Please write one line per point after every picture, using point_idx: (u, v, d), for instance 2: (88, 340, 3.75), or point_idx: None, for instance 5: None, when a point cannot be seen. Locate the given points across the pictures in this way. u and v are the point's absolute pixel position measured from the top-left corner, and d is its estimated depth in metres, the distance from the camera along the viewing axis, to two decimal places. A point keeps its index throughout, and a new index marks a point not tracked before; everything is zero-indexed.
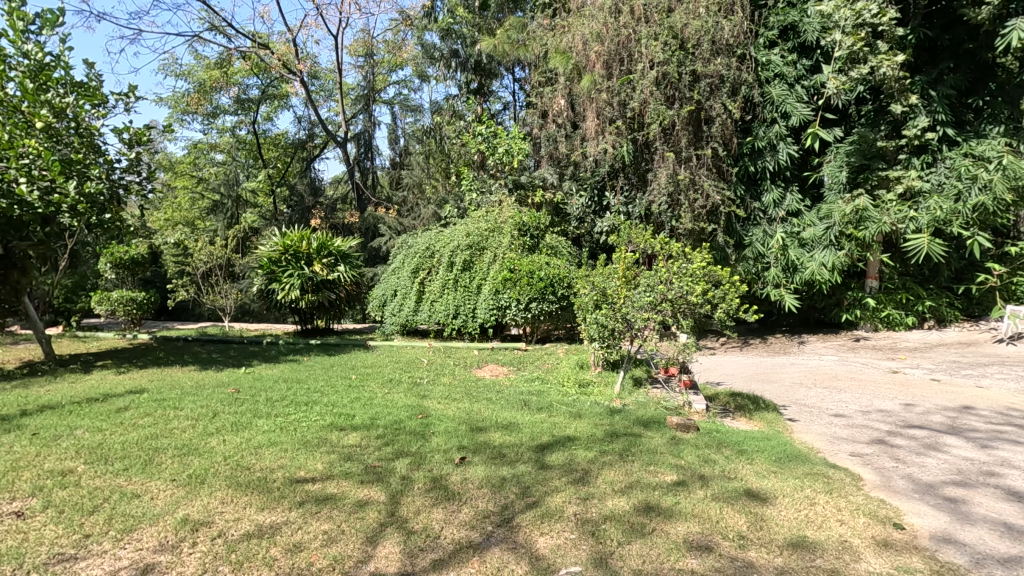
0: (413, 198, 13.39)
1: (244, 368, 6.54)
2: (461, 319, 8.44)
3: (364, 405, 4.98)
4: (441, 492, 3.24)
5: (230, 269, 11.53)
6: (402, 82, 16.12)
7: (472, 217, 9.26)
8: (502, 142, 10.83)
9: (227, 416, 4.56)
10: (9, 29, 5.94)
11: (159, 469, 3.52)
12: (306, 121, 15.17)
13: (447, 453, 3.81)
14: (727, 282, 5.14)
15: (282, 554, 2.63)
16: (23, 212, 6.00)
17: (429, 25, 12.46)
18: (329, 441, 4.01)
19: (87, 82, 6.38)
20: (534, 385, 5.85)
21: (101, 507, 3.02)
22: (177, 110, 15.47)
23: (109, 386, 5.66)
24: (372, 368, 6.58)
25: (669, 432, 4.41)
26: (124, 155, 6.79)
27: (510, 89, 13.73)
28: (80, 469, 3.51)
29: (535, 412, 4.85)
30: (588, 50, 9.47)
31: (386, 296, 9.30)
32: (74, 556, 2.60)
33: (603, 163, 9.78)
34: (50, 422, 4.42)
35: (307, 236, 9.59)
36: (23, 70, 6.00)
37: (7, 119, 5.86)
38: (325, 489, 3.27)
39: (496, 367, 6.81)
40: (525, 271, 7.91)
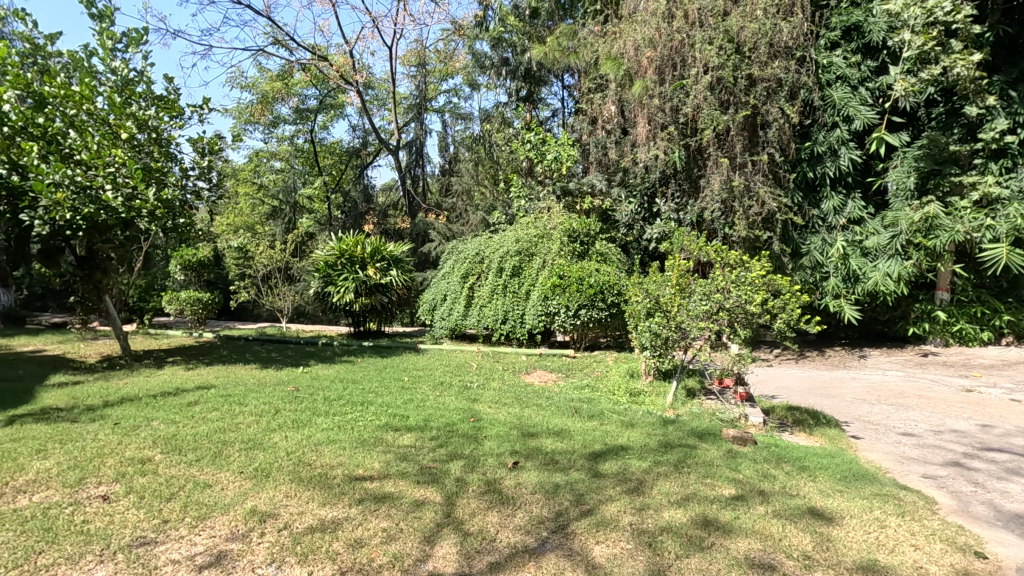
0: (462, 204, 13.61)
1: (302, 368, 6.78)
2: (510, 324, 8.48)
3: (417, 407, 5.08)
4: (495, 495, 3.27)
5: (288, 272, 12.01)
6: (452, 90, 16.39)
7: (521, 223, 9.32)
8: (552, 149, 10.97)
9: (288, 414, 4.75)
10: (99, 48, 6.42)
11: (227, 462, 3.69)
12: (360, 130, 15.68)
13: (501, 457, 3.84)
14: (788, 292, 4.98)
15: (345, 548, 2.71)
16: (109, 218, 6.40)
17: (480, 35, 12.59)
18: (385, 441, 4.11)
19: (166, 96, 6.82)
20: (584, 392, 5.82)
21: (177, 495, 3.21)
22: (241, 120, 16.27)
23: (179, 381, 5.99)
24: (424, 370, 6.70)
25: (726, 445, 4.28)
26: (197, 164, 7.20)
27: (559, 95, 13.74)
28: (157, 458, 3.74)
29: (586, 419, 4.82)
30: (639, 56, 9.37)
31: (436, 300, 9.44)
32: (155, 540, 2.76)
33: (654, 169, 9.64)
34: (130, 413, 4.72)
35: (361, 241, 9.90)
36: (111, 85, 6.47)
37: (97, 131, 6.33)
38: (383, 488, 3.35)
39: (546, 373, 6.81)
40: (575, 277, 7.89)
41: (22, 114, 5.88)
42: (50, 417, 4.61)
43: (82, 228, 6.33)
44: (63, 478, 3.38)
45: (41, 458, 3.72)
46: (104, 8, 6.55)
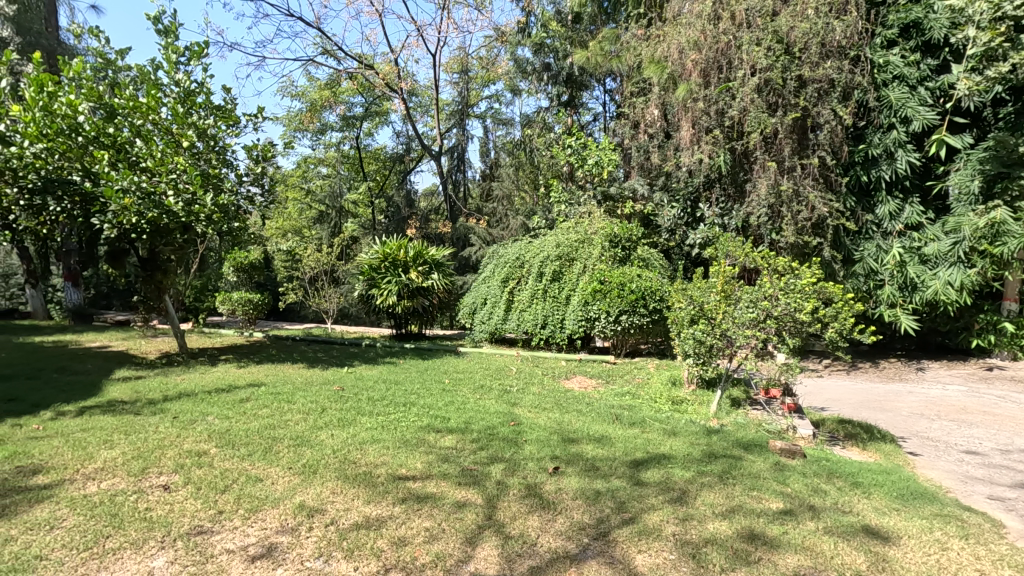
0: (503, 209, 13.69)
1: (346, 368, 6.97)
2: (549, 329, 8.48)
3: (458, 409, 5.13)
4: (536, 500, 3.27)
5: (333, 274, 12.34)
6: (494, 97, 16.54)
7: (562, 228, 9.30)
8: (593, 153, 10.91)
9: (334, 412, 4.88)
10: (164, 62, 6.80)
11: (277, 457, 3.83)
12: (404, 136, 16.10)
13: (541, 462, 3.84)
14: (840, 300, 4.79)
15: (389, 546, 2.77)
16: (170, 222, 6.71)
17: (522, 41, 12.65)
18: (427, 442, 4.18)
19: (224, 106, 7.16)
20: (625, 399, 5.75)
21: (231, 487, 3.35)
22: (291, 128, 16.86)
23: (232, 378, 6.25)
24: (464, 373, 6.77)
25: (773, 457, 4.16)
26: (252, 170, 7.51)
27: (601, 100, 13.69)
28: (212, 451, 3.91)
29: (627, 426, 4.76)
30: (684, 58, 9.22)
31: (476, 304, 9.52)
32: (211, 530, 2.89)
33: (697, 173, 9.43)
34: (187, 407, 4.96)
35: (404, 245, 10.10)
36: (174, 97, 6.82)
37: (160, 140, 6.69)
38: (425, 488, 3.41)
39: (585, 379, 6.77)
40: (616, 282, 7.82)
41: (95, 124, 6.34)
42: (115, 410, 4.89)
43: (146, 231, 6.68)
44: (128, 468, 3.58)
45: (107, 447, 3.95)
46: (169, 24, 6.93)
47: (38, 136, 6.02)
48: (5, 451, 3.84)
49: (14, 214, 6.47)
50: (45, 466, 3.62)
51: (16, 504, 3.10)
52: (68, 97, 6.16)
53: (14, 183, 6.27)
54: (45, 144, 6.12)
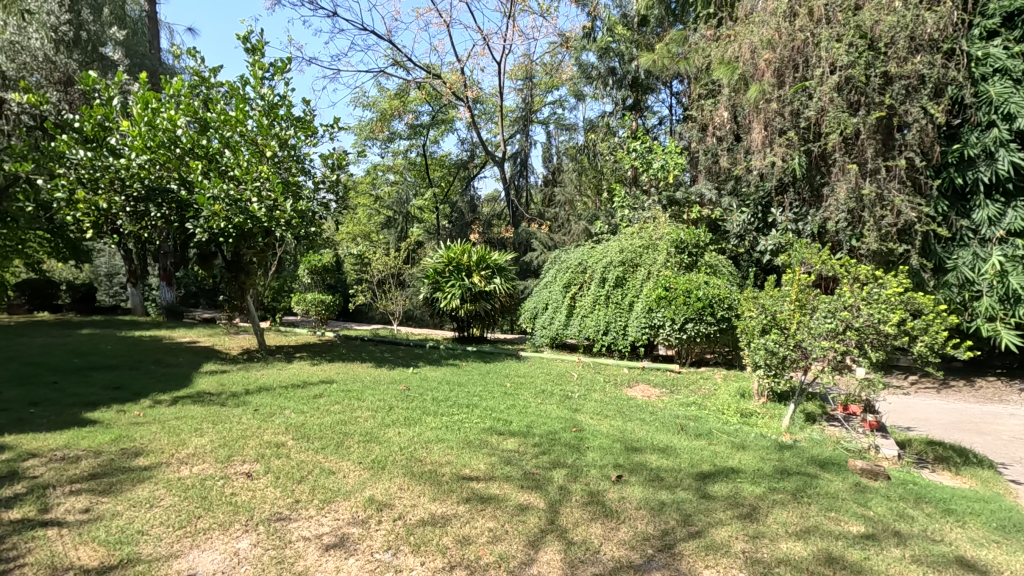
0: (565, 214, 13.67)
1: (411, 369, 7.18)
2: (612, 336, 8.38)
3: (520, 413, 5.17)
4: (599, 507, 3.25)
5: (400, 278, 12.75)
6: (557, 102, 16.56)
7: (625, 234, 9.18)
8: (659, 157, 10.70)
9: (400, 411, 5.04)
10: (252, 77, 7.29)
11: (348, 452, 4.00)
12: (468, 143, 16.43)
13: (604, 469, 3.81)
14: (931, 312, 4.46)
15: (454, 544, 2.83)
16: (254, 226, 7.16)
17: (588, 45, 12.58)
18: (490, 443, 4.24)
19: (303, 117, 7.58)
20: (691, 410, 5.59)
21: (306, 478, 3.54)
22: (362, 137, 17.58)
23: (306, 375, 6.59)
24: (526, 378, 6.81)
25: (852, 477, 3.92)
26: (327, 178, 7.91)
27: (667, 103, 13.45)
28: (289, 444, 4.15)
29: (693, 438, 4.63)
30: (756, 58, 8.87)
31: (538, 309, 9.56)
32: (288, 517, 3.07)
33: (769, 177, 9.03)
34: (267, 401, 5.28)
35: (468, 249, 10.28)
36: (260, 109, 7.30)
37: (246, 149, 7.17)
38: (489, 489, 3.46)
39: (648, 388, 6.62)
40: (682, 289, 7.61)
41: (191, 136, 6.93)
42: (204, 401, 5.28)
43: (232, 235, 7.16)
44: (215, 454, 3.86)
45: (197, 435, 4.27)
46: (256, 42, 7.43)
47: (142, 149, 6.65)
48: (112, 434, 4.23)
49: (120, 219, 7.10)
50: (145, 449, 3.97)
51: (122, 482, 3.42)
52: (169, 113, 6.77)
53: (122, 192, 6.91)
54: (148, 156, 6.76)
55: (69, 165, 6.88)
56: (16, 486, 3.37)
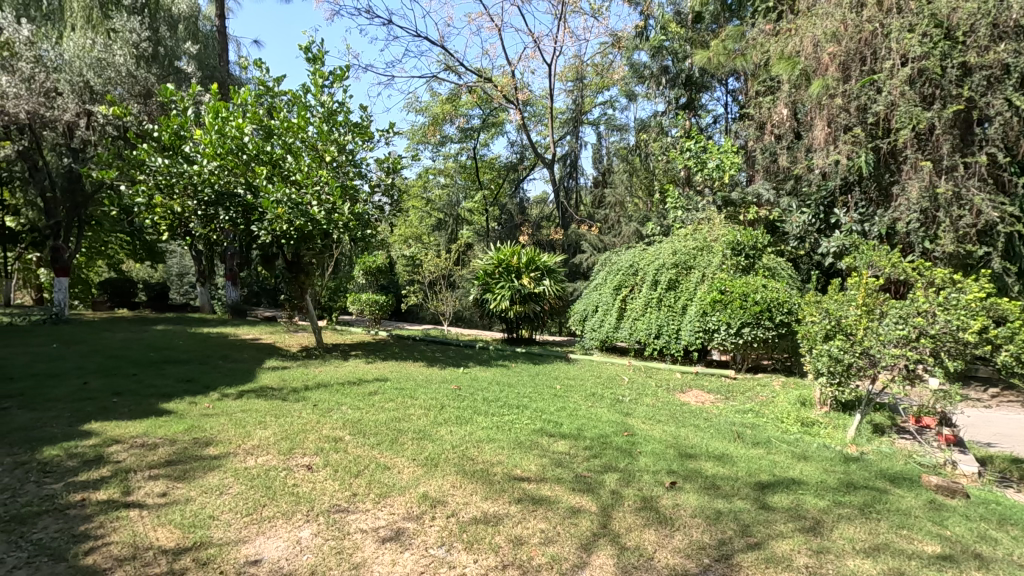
0: (615, 216, 13.49)
1: (462, 369, 7.28)
2: (664, 340, 8.21)
3: (570, 415, 5.15)
4: (652, 514, 3.19)
5: (450, 279, 12.96)
6: (608, 102, 16.38)
7: (678, 236, 9.00)
8: (714, 156, 10.39)
9: (452, 410, 5.12)
10: (313, 85, 7.59)
11: (402, 448, 4.10)
12: (517, 146, 16.55)
13: (657, 475, 3.74)
14: (1017, 318, 4.14)
15: (506, 543, 2.85)
16: (313, 228, 7.44)
17: (640, 44, 12.38)
18: (540, 445, 4.25)
19: (360, 123, 7.83)
20: (748, 417, 5.40)
21: (363, 472, 3.65)
22: (414, 141, 17.98)
23: (361, 372, 6.79)
24: (575, 380, 6.76)
25: (926, 493, 3.68)
26: (382, 181, 8.12)
27: (721, 101, 13.09)
28: (346, 439, 4.29)
29: (750, 446, 4.48)
30: (819, 52, 8.49)
31: (587, 311, 9.50)
32: (347, 509, 3.17)
33: (833, 176, 8.63)
34: (325, 397, 5.48)
35: (518, 251, 10.33)
36: (320, 116, 7.58)
37: (307, 155, 7.47)
38: (540, 490, 3.46)
39: (702, 394, 6.45)
40: (738, 292, 7.36)
41: (257, 143, 7.29)
42: (267, 395, 5.54)
43: (294, 237, 7.46)
44: (278, 447, 4.04)
45: (262, 428, 4.48)
46: (317, 52, 7.74)
47: (213, 155, 7.06)
48: (185, 424, 4.51)
49: (192, 222, 7.54)
50: (214, 439, 4.21)
51: (194, 470, 3.63)
52: (237, 121, 7.14)
53: (194, 196, 7.33)
54: (218, 162, 7.16)
55: (149, 172, 7.38)
56: (102, 469, 3.64)
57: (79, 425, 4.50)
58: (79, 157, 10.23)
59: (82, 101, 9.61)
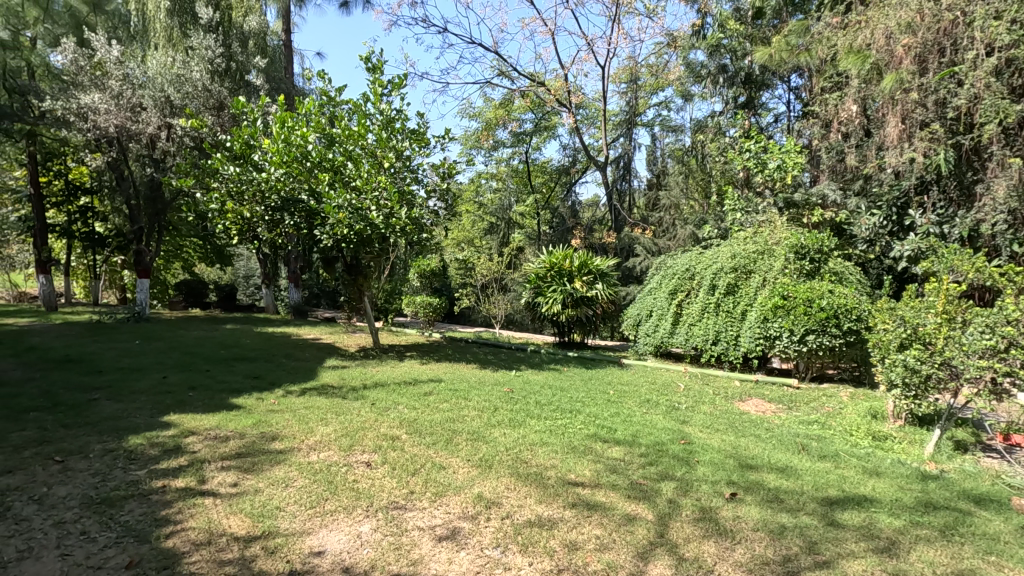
0: (670, 218, 13.19)
1: (514, 371, 7.31)
2: (722, 346, 7.96)
3: (624, 421, 5.07)
4: (711, 525, 3.10)
5: (502, 282, 13.06)
6: (662, 103, 16.09)
7: (737, 239, 8.71)
8: (775, 156, 9.96)
9: (505, 412, 5.15)
10: (372, 94, 7.84)
11: (457, 449, 4.16)
12: (570, 149, 16.53)
13: (716, 486, 3.62)
14: None
15: (561, 547, 2.84)
16: (372, 232, 7.66)
17: (697, 43, 12.06)
18: (595, 450, 4.20)
19: (417, 129, 8.02)
20: (813, 429, 5.15)
21: (419, 471, 3.73)
22: (467, 146, 18.24)
23: (416, 373, 6.94)
24: (629, 386, 6.65)
25: (1016, 517, 3.39)
26: (438, 186, 8.28)
27: (783, 99, 12.63)
28: (403, 437, 4.39)
29: (816, 459, 4.27)
30: (893, 44, 8.00)
31: (641, 316, 9.36)
32: (404, 507, 3.25)
33: (907, 176, 8.13)
34: (382, 396, 5.64)
35: (570, 255, 10.29)
36: (378, 123, 7.81)
37: (366, 162, 7.73)
38: (594, 496, 3.43)
39: (762, 403, 6.21)
40: (802, 298, 7.00)
41: (319, 151, 7.60)
42: (328, 393, 5.76)
43: (353, 241, 7.71)
44: (339, 443, 4.19)
45: (324, 424, 4.67)
46: (377, 62, 8.00)
47: (279, 163, 7.44)
48: (253, 419, 4.74)
49: (259, 227, 7.94)
50: (280, 434, 4.41)
51: (261, 463, 3.82)
52: (302, 130, 7.46)
53: (262, 202, 7.73)
54: (284, 169, 7.52)
55: (221, 180, 7.85)
56: (180, 458, 3.88)
57: (159, 417, 4.81)
58: (160, 167, 10.89)
59: (164, 114, 10.26)
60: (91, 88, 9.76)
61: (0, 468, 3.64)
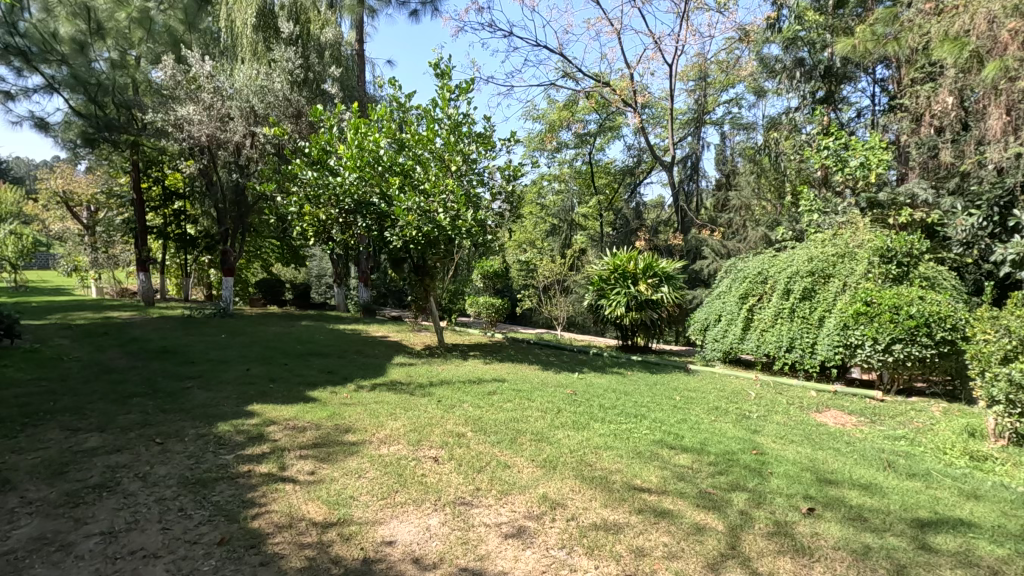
0: (740, 220, 12.73)
1: (577, 374, 7.28)
2: (797, 354, 7.57)
3: (691, 428, 4.93)
4: (787, 540, 2.96)
5: (565, 284, 13.02)
6: (733, 100, 15.52)
7: (815, 241, 8.27)
8: (858, 154, 9.31)
9: (569, 414, 5.15)
10: (441, 99, 8.04)
11: (521, 448, 4.20)
12: (635, 149, 16.27)
13: (792, 499, 3.46)
14: None
15: (628, 553, 2.81)
16: (438, 233, 7.86)
17: (772, 37, 11.49)
18: (661, 457, 4.12)
19: (484, 133, 8.14)
20: (901, 445, 4.80)
21: (485, 469, 3.79)
22: (531, 148, 18.29)
23: (480, 372, 7.05)
24: (696, 392, 6.45)
25: None
26: (503, 188, 8.37)
27: (867, 92, 11.88)
28: (468, 435, 4.48)
29: (904, 477, 3.99)
30: (996, 30, 7.25)
31: (710, 320, 9.10)
32: (470, 503, 3.32)
33: (1012, 172, 7.35)
34: (448, 394, 5.77)
35: (635, 257, 10.13)
36: (445, 127, 8.00)
37: (434, 165, 7.93)
38: (661, 503, 3.36)
39: (841, 415, 5.87)
40: (887, 305, 6.54)
41: (390, 156, 7.87)
42: (397, 389, 5.96)
43: (421, 242, 7.93)
44: (408, 438, 4.34)
45: (393, 419, 4.84)
46: (445, 67, 8.20)
47: (354, 168, 7.73)
48: (328, 411, 4.99)
49: (334, 228, 8.33)
50: (353, 426, 4.61)
51: (336, 453, 4.02)
52: (374, 135, 7.76)
53: (336, 205, 8.10)
54: (358, 174, 7.82)
55: (300, 184, 8.30)
56: (263, 445, 4.14)
57: (244, 406, 5.16)
58: (244, 173, 11.56)
59: (248, 123, 10.93)
60: (187, 101, 10.57)
61: (110, 447, 4.02)
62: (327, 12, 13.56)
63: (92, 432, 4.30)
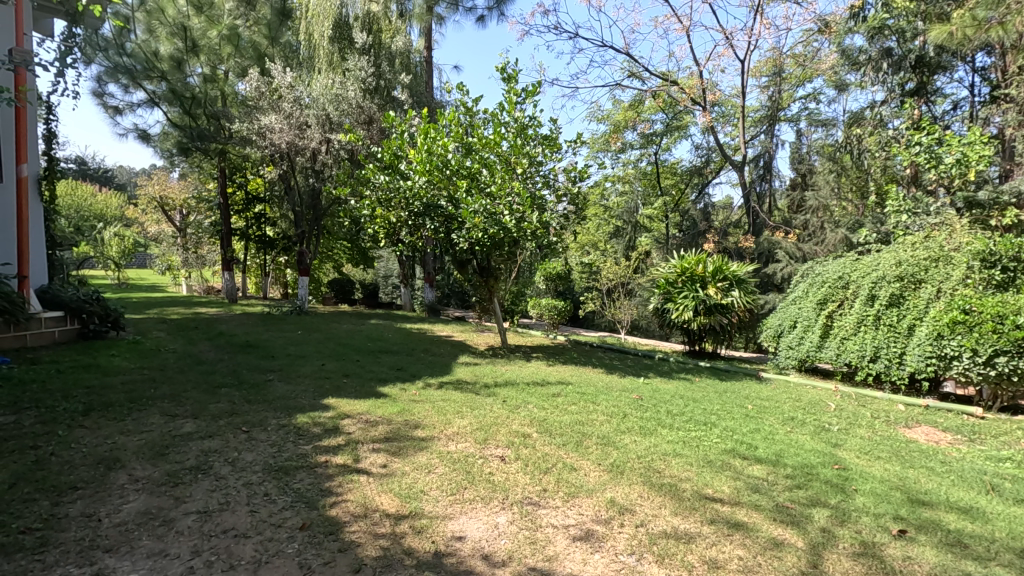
0: (818, 221, 12.15)
1: (643, 379, 7.13)
2: (882, 364, 7.08)
3: (765, 439, 4.72)
4: (875, 562, 2.78)
5: (629, 287, 12.84)
6: (811, 95, 14.76)
7: (904, 244, 7.72)
8: (953, 150, 8.46)
9: (635, 420, 5.05)
10: (507, 103, 8.13)
11: (587, 452, 4.17)
12: (703, 149, 15.84)
13: (880, 520, 3.24)
14: None
15: (700, 563, 2.73)
16: (503, 235, 7.93)
17: (856, 28, 10.76)
18: (734, 466, 3.98)
19: (550, 135, 8.16)
20: (1007, 467, 4.38)
21: (551, 470, 3.80)
22: (595, 149, 18.11)
23: (543, 374, 7.07)
24: (771, 402, 6.15)
25: None
26: (568, 190, 8.35)
27: (965, 82, 10.98)
28: (533, 435, 4.51)
29: (1010, 503, 3.63)
30: None
31: (784, 327, 8.72)
32: (537, 504, 3.33)
33: None
34: (512, 394, 5.82)
35: (704, 259, 9.85)
36: (512, 130, 8.07)
37: (500, 168, 8.02)
38: (735, 514, 3.24)
39: (934, 431, 5.44)
40: (990, 313, 5.96)
41: (458, 159, 8.04)
42: (463, 388, 6.09)
43: (487, 244, 8.05)
44: (475, 436, 4.42)
45: (460, 417, 4.94)
46: (512, 71, 8.27)
47: (423, 172, 7.97)
48: (398, 407, 5.16)
49: (403, 230, 8.60)
50: (422, 423, 4.74)
51: (407, 448, 4.15)
52: (443, 140, 7.93)
53: (406, 208, 8.35)
54: (427, 178, 8.06)
55: (373, 188, 8.65)
56: (338, 438, 4.34)
57: (320, 399, 5.42)
58: (320, 177, 12.13)
59: (324, 130, 11.49)
60: (269, 110, 11.21)
61: (204, 433, 4.34)
62: (398, 22, 14.01)
63: (187, 418, 4.66)
